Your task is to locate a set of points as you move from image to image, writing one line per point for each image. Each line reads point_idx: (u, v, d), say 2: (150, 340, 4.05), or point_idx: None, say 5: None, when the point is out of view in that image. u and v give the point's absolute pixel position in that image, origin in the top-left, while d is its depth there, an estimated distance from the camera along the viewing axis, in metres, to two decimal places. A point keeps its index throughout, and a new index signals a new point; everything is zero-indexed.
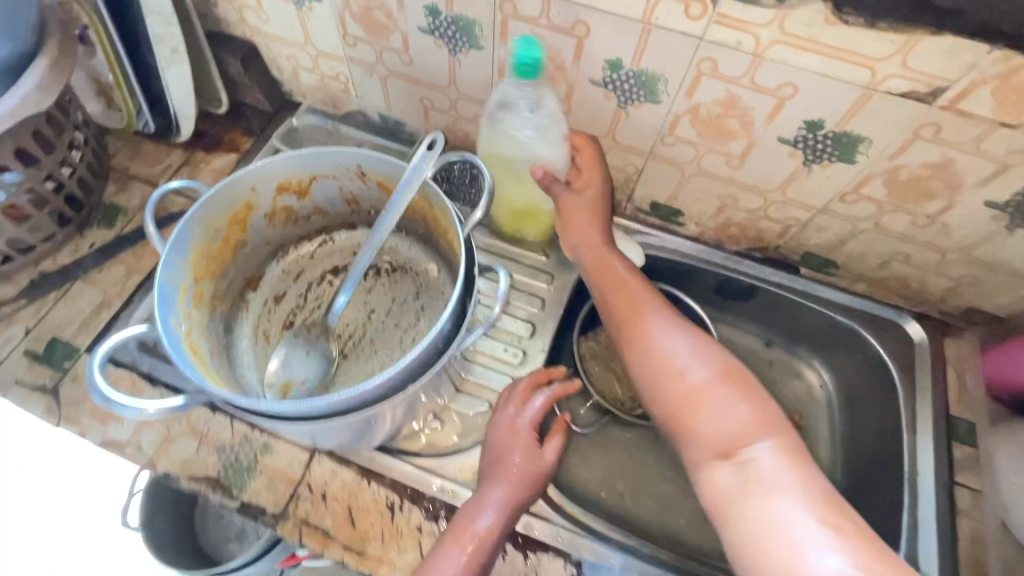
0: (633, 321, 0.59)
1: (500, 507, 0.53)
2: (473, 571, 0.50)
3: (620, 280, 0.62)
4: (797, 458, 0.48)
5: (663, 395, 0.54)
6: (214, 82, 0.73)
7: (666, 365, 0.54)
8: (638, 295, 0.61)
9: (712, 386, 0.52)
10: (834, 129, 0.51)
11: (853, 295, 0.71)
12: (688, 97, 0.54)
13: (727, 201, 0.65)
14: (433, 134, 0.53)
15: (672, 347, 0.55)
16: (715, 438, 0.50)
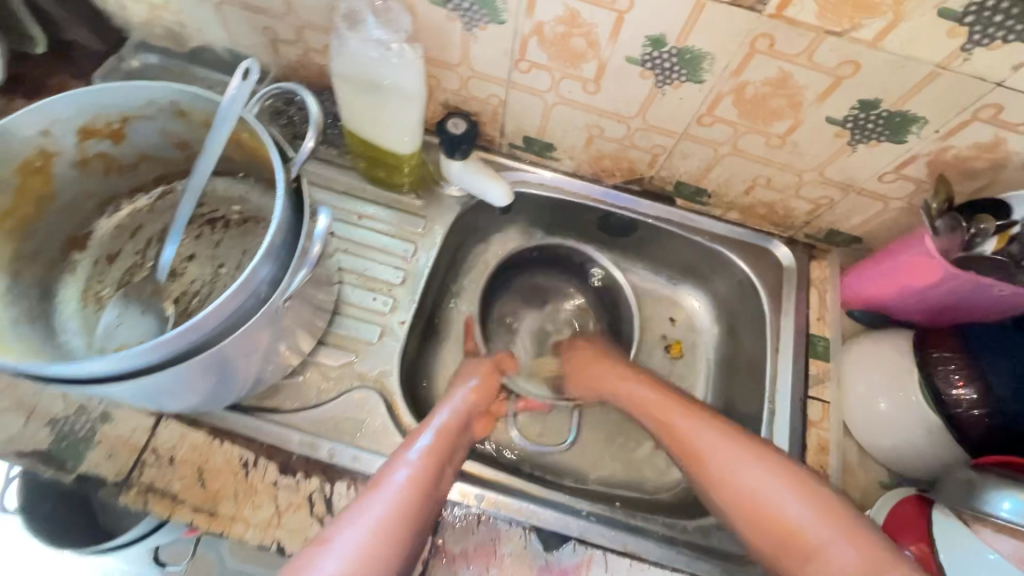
0: (735, 493, 0.53)
1: (416, 464, 0.51)
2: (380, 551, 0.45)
3: (693, 445, 0.57)
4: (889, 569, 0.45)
5: (740, 508, 0.53)
6: (21, 16, 0.64)
7: (747, 505, 0.52)
8: (731, 454, 0.54)
9: (818, 534, 0.48)
10: (676, 45, 0.49)
11: (727, 224, 0.72)
12: (530, 16, 0.51)
13: (594, 130, 0.63)
14: (246, 61, 0.47)
15: (758, 489, 0.52)
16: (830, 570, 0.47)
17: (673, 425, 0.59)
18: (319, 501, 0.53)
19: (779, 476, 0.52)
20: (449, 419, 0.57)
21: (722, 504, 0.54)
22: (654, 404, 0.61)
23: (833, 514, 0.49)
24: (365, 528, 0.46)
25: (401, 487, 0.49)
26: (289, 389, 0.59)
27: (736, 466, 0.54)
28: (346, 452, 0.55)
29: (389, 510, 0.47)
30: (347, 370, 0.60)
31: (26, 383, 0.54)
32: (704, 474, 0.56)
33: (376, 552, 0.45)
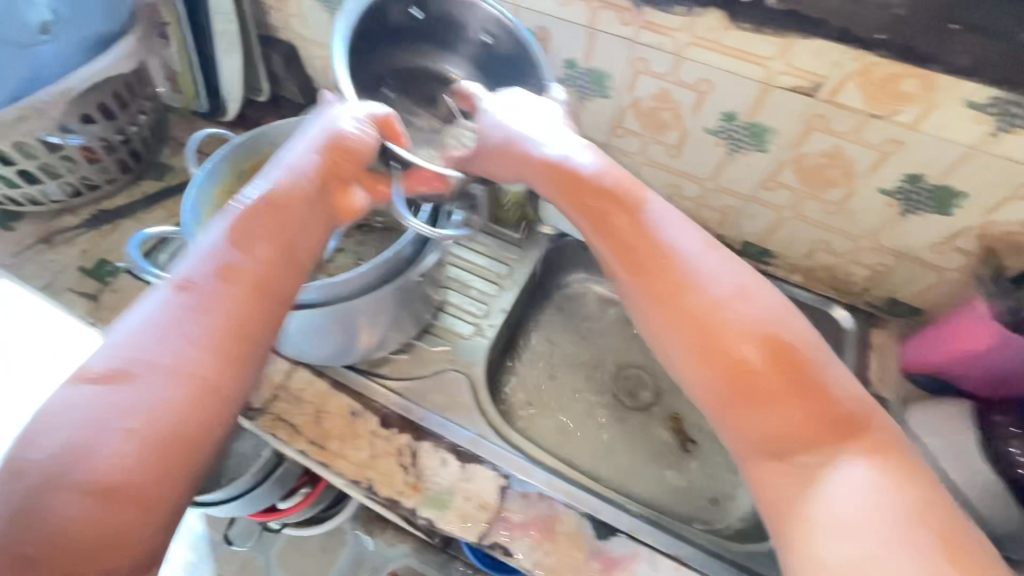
0: (688, 304, 0.46)
1: (228, 262, 0.43)
2: (189, 351, 0.40)
3: (667, 252, 0.47)
4: (897, 472, 0.41)
5: (694, 324, 0.45)
6: (260, 74, 0.90)
7: (705, 328, 0.45)
8: (705, 256, 0.48)
9: (774, 374, 0.43)
10: (745, 120, 0.62)
11: (788, 285, 0.78)
12: (630, 92, 0.66)
13: (673, 189, 0.76)
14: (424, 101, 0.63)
15: (738, 330, 0.44)
16: (765, 434, 0.43)
17: (651, 238, 0.48)
18: (407, 453, 0.62)
19: (727, 309, 0.45)
20: (284, 190, 0.48)
21: (655, 311, 0.47)
22: (605, 208, 0.50)
23: (825, 368, 0.44)
24: (164, 330, 0.40)
25: (184, 297, 0.41)
26: (395, 363, 0.71)
27: (676, 274, 0.47)
28: (435, 419, 0.65)
29: (170, 321, 0.41)
30: (442, 355, 0.72)
31: None
32: (683, 308, 0.46)
33: (204, 353, 0.40)
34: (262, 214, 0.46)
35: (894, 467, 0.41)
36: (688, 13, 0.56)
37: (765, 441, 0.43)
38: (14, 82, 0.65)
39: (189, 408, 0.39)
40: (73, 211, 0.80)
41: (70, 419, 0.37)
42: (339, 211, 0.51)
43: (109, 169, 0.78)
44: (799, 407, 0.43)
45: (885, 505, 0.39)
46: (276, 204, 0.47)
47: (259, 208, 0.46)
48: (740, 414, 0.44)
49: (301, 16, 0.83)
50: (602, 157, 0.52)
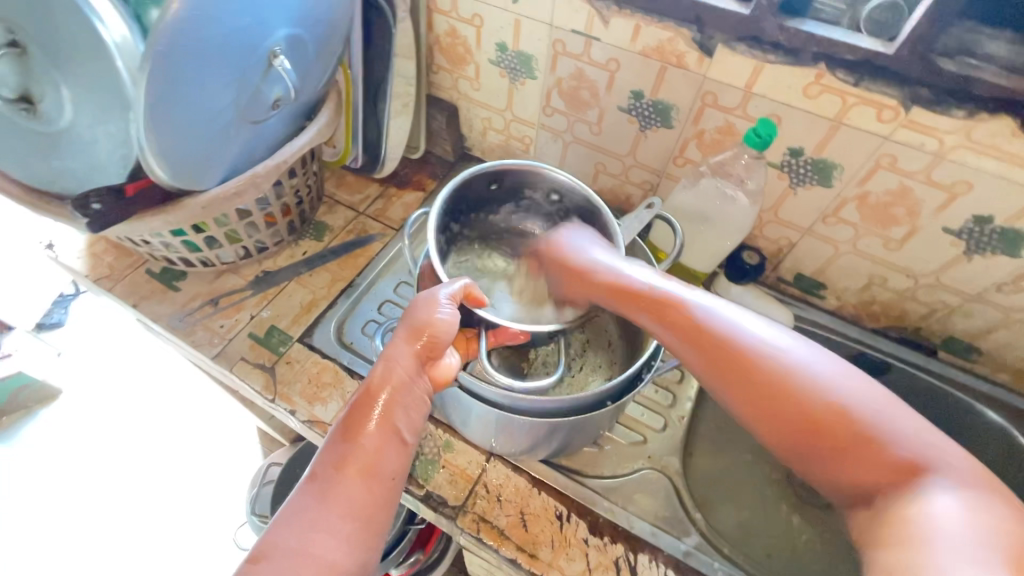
0: (767, 381, 0.45)
1: (328, 451, 0.46)
2: (343, 544, 0.42)
3: (737, 346, 0.47)
4: (966, 493, 0.39)
5: (762, 396, 0.45)
6: (419, 133, 0.88)
7: (794, 397, 0.44)
8: (799, 351, 0.46)
9: (854, 431, 0.42)
10: (1002, 224, 0.58)
11: (991, 384, 0.74)
12: (861, 184, 0.63)
13: (876, 279, 0.72)
14: (652, 198, 0.64)
15: (820, 391, 0.43)
16: (869, 485, 0.42)
17: (711, 325, 0.48)
18: (626, 568, 0.58)
19: (765, 369, 0.45)
20: (376, 372, 0.50)
21: (759, 414, 0.45)
22: (679, 316, 0.49)
23: (862, 405, 0.43)
24: (287, 525, 0.42)
25: (305, 488, 0.45)
26: (587, 456, 0.66)
27: (759, 354, 0.46)
28: (647, 527, 0.60)
29: (341, 516, 0.43)
30: (636, 451, 0.67)
31: None
32: (752, 378, 0.46)
33: (327, 539, 0.42)
34: (375, 405, 0.48)
35: (991, 500, 0.39)
36: (969, 117, 0.53)
37: (858, 493, 0.42)
38: (231, 157, 0.57)
39: None
40: (238, 271, 0.78)
41: None
42: (432, 386, 0.52)
43: (279, 231, 0.77)
44: (866, 456, 0.42)
45: (973, 532, 0.36)
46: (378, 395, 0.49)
47: (358, 399, 0.49)
48: (852, 473, 0.42)
49: (475, 79, 0.81)
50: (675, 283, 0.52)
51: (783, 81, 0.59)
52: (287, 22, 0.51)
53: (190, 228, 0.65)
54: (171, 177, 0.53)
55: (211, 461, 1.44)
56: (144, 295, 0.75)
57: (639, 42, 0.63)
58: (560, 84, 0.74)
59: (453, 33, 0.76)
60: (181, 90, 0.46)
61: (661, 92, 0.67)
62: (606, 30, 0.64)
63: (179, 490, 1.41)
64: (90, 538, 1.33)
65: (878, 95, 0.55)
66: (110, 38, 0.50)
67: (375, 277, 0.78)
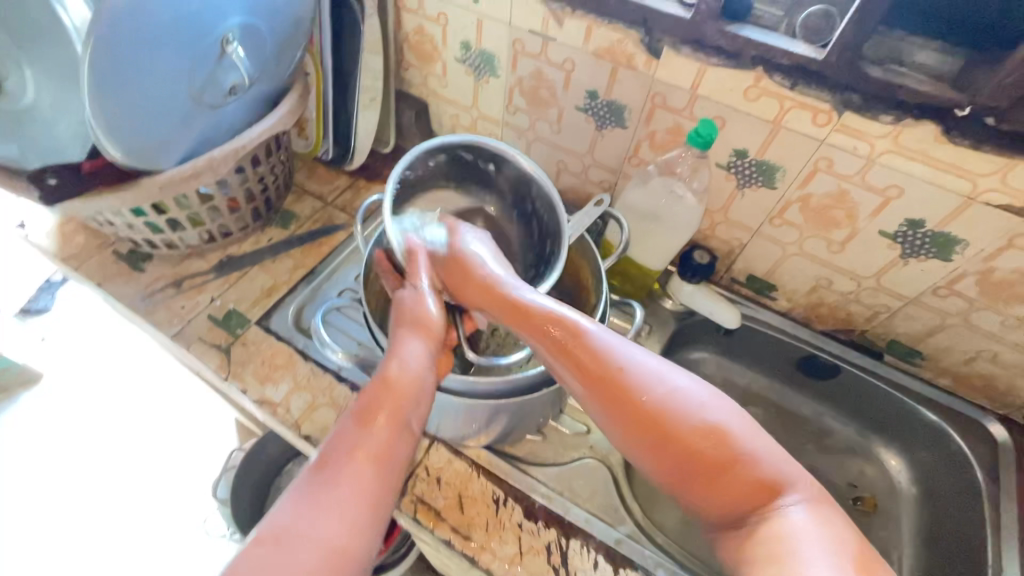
0: (641, 414, 0.45)
1: (340, 437, 0.47)
2: (354, 526, 0.43)
3: (623, 372, 0.46)
4: (819, 510, 0.43)
5: (641, 423, 0.45)
6: (389, 128, 0.90)
7: (671, 421, 0.44)
8: (674, 373, 0.46)
9: (729, 455, 0.43)
10: (933, 229, 0.60)
11: (934, 388, 0.75)
12: (802, 187, 0.65)
13: (822, 281, 0.73)
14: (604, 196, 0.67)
15: (693, 416, 0.44)
16: (735, 508, 0.43)
17: (600, 358, 0.46)
18: (557, 552, 0.59)
19: (642, 397, 0.45)
20: (392, 365, 0.51)
21: (641, 439, 0.45)
22: (572, 351, 0.47)
23: (731, 431, 0.44)
24: (300, 508, 0.43)
25: (315, 472, 0.45)
26: (530, 445, 0.68)
27: (640, 380, 0.45)
28: (581, 514, 0.62)
29: (351, 498, 0.44)
30: (579, 441, 0.69)
31: (342, 388, 0.68)
32: (632, 406, 0.45)
33: (338, 521, 0.42)
34: (392, 396, 0.49)
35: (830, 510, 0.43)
36: (897, 122, 0.54)
37: (727, 516, 0.44)
38: (188, 140, 0.59)
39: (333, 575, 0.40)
40: (203, 255, 0.79)
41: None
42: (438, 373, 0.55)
43: (244, 218, 0.79)
44: (734, 479, 0.43)
45: (829, 546, 0.40)
46: (394, 383, 0.50)
47: (373, 387, 0.50)
48: (720, 497, 0.43)
49: (442, 76, 0.83)
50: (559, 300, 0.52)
51: (725, 84, 0.61)
52: (242, 11, 0.54)
53: (150, 209, 0.68)
54: (126, 157, 0.54)
55: (185, 450, 1.44)
56: (109, 275, 0.77)
57: (592, 43, 0.66)
58: (521, 83, 0.76)
59: (421, 31, 0.79)
60: (131, 70, 0.48)
61: (614, 92, 0.69)
62: (561, 31, 0.67)
63: (151, 477, 1.41)
64: (60, 522, 1.34)
65: (812, 99, 0.57)
66: (68, 20, 0.54)
67: (337, 265, 0.80)
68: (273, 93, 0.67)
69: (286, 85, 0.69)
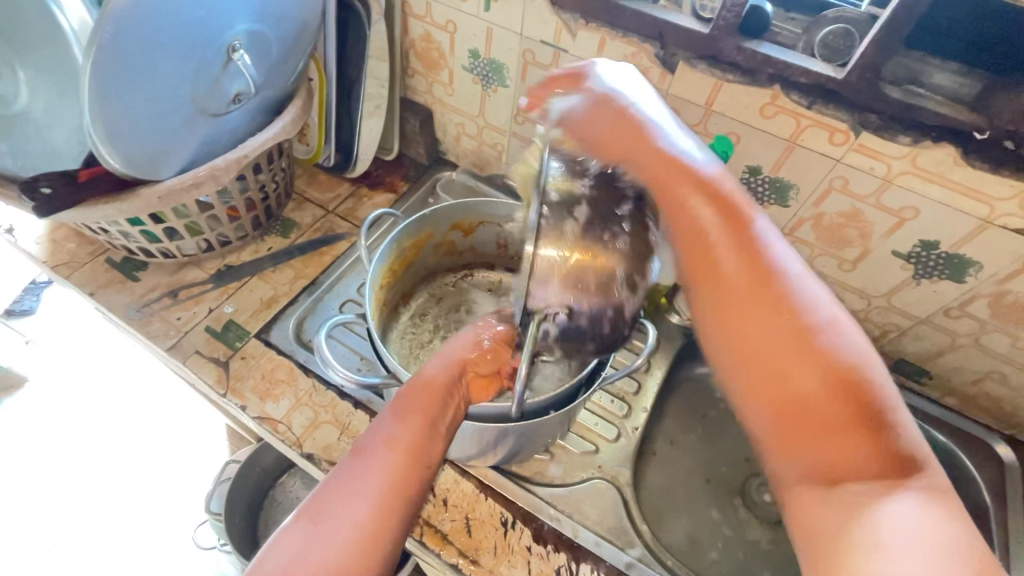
0: (776, 324, 0.36)
1: (379, 431, 0.47)
2: (382, 522, 0.42)
3: (749, 256, 0.38)
4: (942, 515, 0.32)
5: (742, 319, 0.38)
6: (393, 135, 0.88)
7: (785, 325, 0.36)
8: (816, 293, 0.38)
9: (838, 408, 0.34)
10: (948, 251, 0.59)
11: (941, 407, 0.75)
12: (815, 205, 0.64)
13: (832, 299, 0.73)
14: None
15: (826, 342, 0.36)
16: (817, 468, 0.35)
17: (751, 239, 0.39)
18: None
19: (757, 290, 0.37)
20: (429, 371, 0.51)
21: (731, 341, 0.38)
22: (710, 235, 0.39)
23: (887, 391, 0.36)
24: (328, 496, 0.43)
25: (354, 458, 0.45)
26: (538, 464, 0.66)
27: (757, 272, 0.38)
28: (590, 537, 0.61)
29: (382, 487, 0.44)
30: (587, 460, 0.68)
31: (344, 404, 0.67)
32: (736, 304, 0.38)
33: (365, 509, 0.42)
34: (428, 400, 0.49)
35: (954, 522, 0.32)
36: (914, 144, 0.54)
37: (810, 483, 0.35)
38: (189, 149, 0.57)
39: (356, 564, 0.40)
40: (201, 264, 0.77)
41: (284, 553, 0.40)
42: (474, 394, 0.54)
43: (244, 226, 0.76)
44: (839, 430, 0.34)
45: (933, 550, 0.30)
46: (431, 388, 0.50)
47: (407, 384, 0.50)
48: (812, 459, 0.35)
49: (448, 84, 0.81)
50: (722, 179, 0.41)
51: (741, 100, 0.60)
52: (248, 17, 0.52)
53: (148, 218, 0.65)
54: (124, 167, 0.52)
55: (173, 459, 1.41)
56: (102, 284, 0.74)
57: (605, 56, 0.64)
58: (530, 93, 0.75)
59: (428, 38, 0.77)
60: (129, 80, 0.46)
61: None
62: (573, 42, 0.65)
63: (139, 486, 1.37)
64: (44, 532, 1.30)
65: (828, 118, 0.56)
66: (67, 24, 0.52)
67: (339, 276, 0.78)
68: (278, 101, 0.65)
69: (290, 93, 0.67)
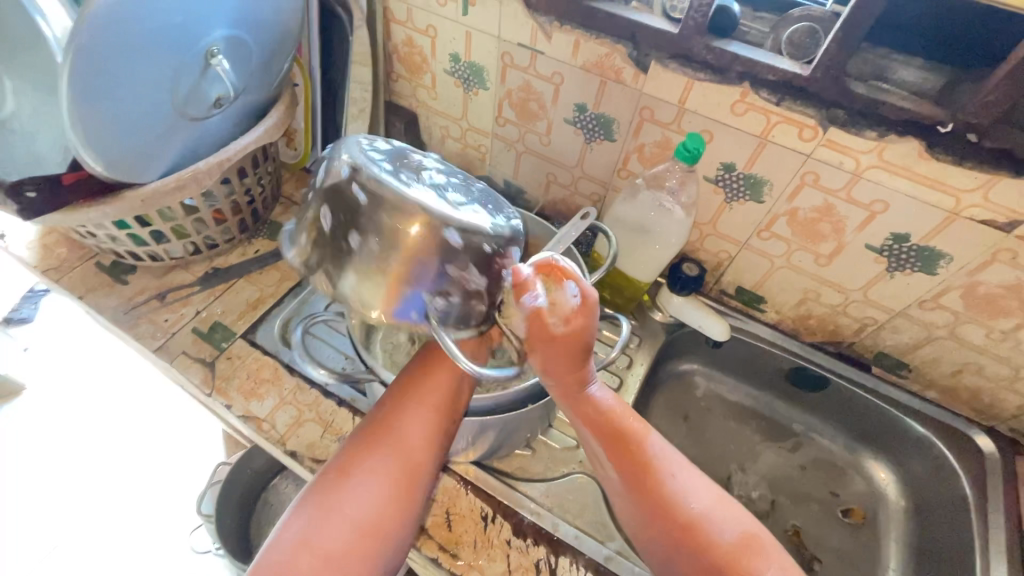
0: (678, 520, 0.46)
1: (388, 407, 0.50)
2: (397, 487, 0.47)
3: (645, 454, 0.49)
4: None
5: (663, 518, 0.47)
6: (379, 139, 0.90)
7: (682, 508, 0.47)
8: (696, 483, 0.49)
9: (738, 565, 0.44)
10: (919, 243, 0.60)
11: (922, 400, 0.76)
12: (789, 201, 0.65)
13: (810, 294, 0.74)
14: (588, 208, 0.65)
15: (713, 517, 0.47)
16: None
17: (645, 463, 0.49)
18: (545, 569, 0.58)
19: (663, 508, 0.47)
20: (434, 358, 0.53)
21: (664, 541, 0.47)
22: (633, 472, 0.49)
23: (769, 550, 0.46)
24: (347, 474, 0.47)
25: (368, 430, 0.50)
26: (520, 459, 0.67)
27: (665, 487, 0.48)
28: (569, 530, 0.61)
29: (398, 461, 0.48)
30: (569, 455, 0.68)
31: (328, 403, 0.68)
32: (658, 501, 0.47)
33: (376, 503, 0.46)
34: (433, 388, 0.51)
35: None
36: (881, 138, 0.55)
37: None
38: (172, 152, 0.58)
39: (373, 524, 0.45)
40: (188, 267, 0.79)
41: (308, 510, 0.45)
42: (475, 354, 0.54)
43: (230, 229, 0.78)
44: None
45: None
46: (436, 375, 0.52)
47: (423, 370, 0.52)
48: None
49: (431, 88, 0.83)
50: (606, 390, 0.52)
51: (712, 99, 0.61)
52: (226, 23, 0.53)
53: (134, 221, 0.67)
54: (107, 171, 0.54)
55: (169, 463, 1.42)
56: (91, 288, 0.75)
57: (580, 57, 0.66)
58: (510, 95, 0.76)
59: (410, 43, 0.78)
60: (108, 86, 0.48)
61: (603, 106, 0.69)
62: (549, 44, 0.67)
63: (135, 491, 1.38)
64: (40, 538, 1.31)
65: (797, 114, 0.57)
66: (50, 33, 0.53)
67: None
68: (262, 105, 0.67)
69: (273, 97, 0.69)
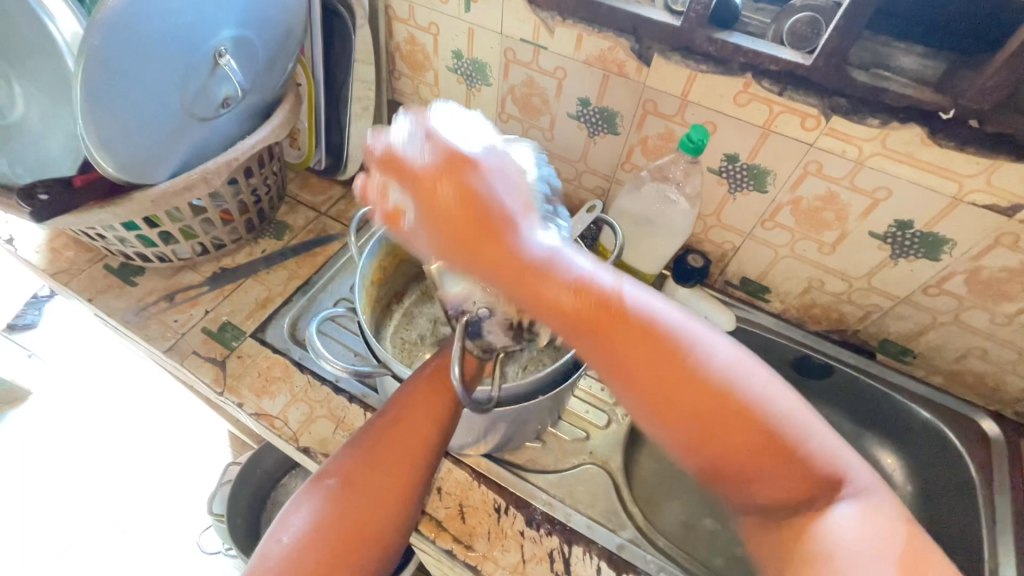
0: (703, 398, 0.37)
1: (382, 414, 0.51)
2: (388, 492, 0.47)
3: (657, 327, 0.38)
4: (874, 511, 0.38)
5: (684, 401, 0.37)
6: None
7: (705, 382, 0.37)
8: (719, 350, 0.39)
9: (773, 440, 0.38)
10: (922, 229, 0.61)
11: (926, 385, 0.76)
12: (793, 190, 0.66)
13: (815, 283, 0.74)
14: (594, 201, 0.66)
15: (744, 385, 0.38)
16: (768, 494, 0.39)
17: (650, 342, 0.38)
18: (558, 558, 0.59)
19: (687, 385, 0.37)
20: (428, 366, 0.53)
21: (684, 428, 0.38)
22: (636, 348, 0.38)
23: (804, 423, 0.39)
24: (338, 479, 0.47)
25: (361, 437, 0.50)
26: (531, 451, 0.68)
27: (688, 361, 0.38)
28: (581, 520, 0.62)
29: (387, 466, 0.48)
30: (579, 447, 0.69)
31: (339, 399, 0.68)
32: (676, 380, 0.38)
33: (363, 506, 0.46)
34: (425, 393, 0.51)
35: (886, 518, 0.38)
36: (883, 125, 0.55)
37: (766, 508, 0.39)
38: (180, 152, 0.59)
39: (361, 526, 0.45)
40: (196, 267, 0.79)
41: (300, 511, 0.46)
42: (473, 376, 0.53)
43: (237, 229, 0.78)
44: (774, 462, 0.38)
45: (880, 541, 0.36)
46: (429, 381, 0.52)
47: (418, 377, 0.53)
48: (761, 489, 0.38)
49: (434, 85, 0.83)
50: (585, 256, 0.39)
51: (714, 90, 0.62)
52: (234, 23, 0.54)
53: (143, 223, 0.67)
54: (119, 173, 0.54)
55: (176, 465, 1.42)
56: (100, 290, 0.76)
57: (583, 51, 0.66)
58: (513, 90, 0.76)
59: (412, 40, 0.79)
60: (119, 86, 0.48)
61: (606, 100, 0.69)
62: (552, 39, 0.67)
63: (144, 493, 1.39)
64: (50, 542, 1.32)
65: (799, 104, 0.58)
66: (60, 37, 0.53)
67: (331, 276, 0.80)
68: (267, 106, 0.68)
69: (278, 97, 0.69)
